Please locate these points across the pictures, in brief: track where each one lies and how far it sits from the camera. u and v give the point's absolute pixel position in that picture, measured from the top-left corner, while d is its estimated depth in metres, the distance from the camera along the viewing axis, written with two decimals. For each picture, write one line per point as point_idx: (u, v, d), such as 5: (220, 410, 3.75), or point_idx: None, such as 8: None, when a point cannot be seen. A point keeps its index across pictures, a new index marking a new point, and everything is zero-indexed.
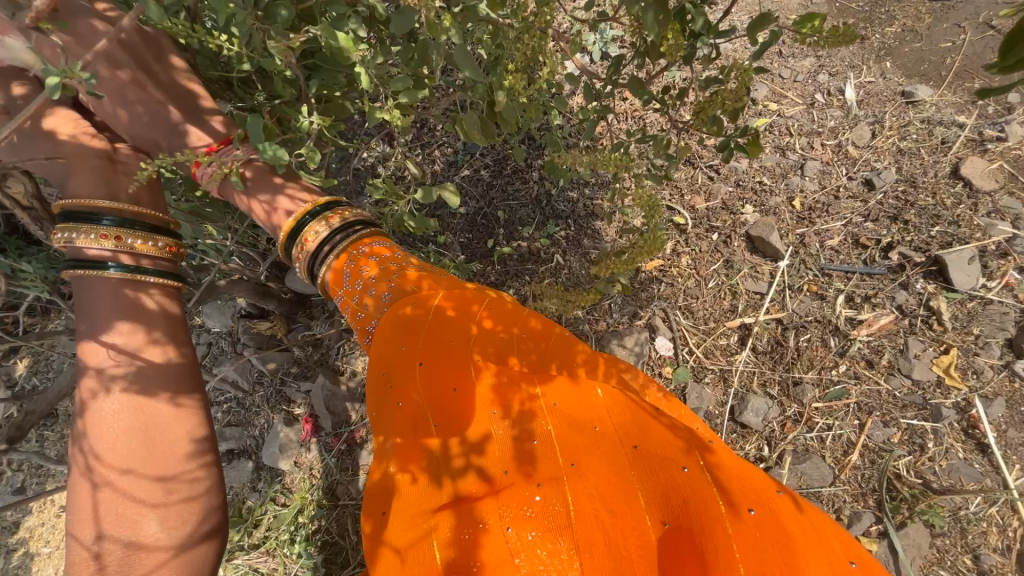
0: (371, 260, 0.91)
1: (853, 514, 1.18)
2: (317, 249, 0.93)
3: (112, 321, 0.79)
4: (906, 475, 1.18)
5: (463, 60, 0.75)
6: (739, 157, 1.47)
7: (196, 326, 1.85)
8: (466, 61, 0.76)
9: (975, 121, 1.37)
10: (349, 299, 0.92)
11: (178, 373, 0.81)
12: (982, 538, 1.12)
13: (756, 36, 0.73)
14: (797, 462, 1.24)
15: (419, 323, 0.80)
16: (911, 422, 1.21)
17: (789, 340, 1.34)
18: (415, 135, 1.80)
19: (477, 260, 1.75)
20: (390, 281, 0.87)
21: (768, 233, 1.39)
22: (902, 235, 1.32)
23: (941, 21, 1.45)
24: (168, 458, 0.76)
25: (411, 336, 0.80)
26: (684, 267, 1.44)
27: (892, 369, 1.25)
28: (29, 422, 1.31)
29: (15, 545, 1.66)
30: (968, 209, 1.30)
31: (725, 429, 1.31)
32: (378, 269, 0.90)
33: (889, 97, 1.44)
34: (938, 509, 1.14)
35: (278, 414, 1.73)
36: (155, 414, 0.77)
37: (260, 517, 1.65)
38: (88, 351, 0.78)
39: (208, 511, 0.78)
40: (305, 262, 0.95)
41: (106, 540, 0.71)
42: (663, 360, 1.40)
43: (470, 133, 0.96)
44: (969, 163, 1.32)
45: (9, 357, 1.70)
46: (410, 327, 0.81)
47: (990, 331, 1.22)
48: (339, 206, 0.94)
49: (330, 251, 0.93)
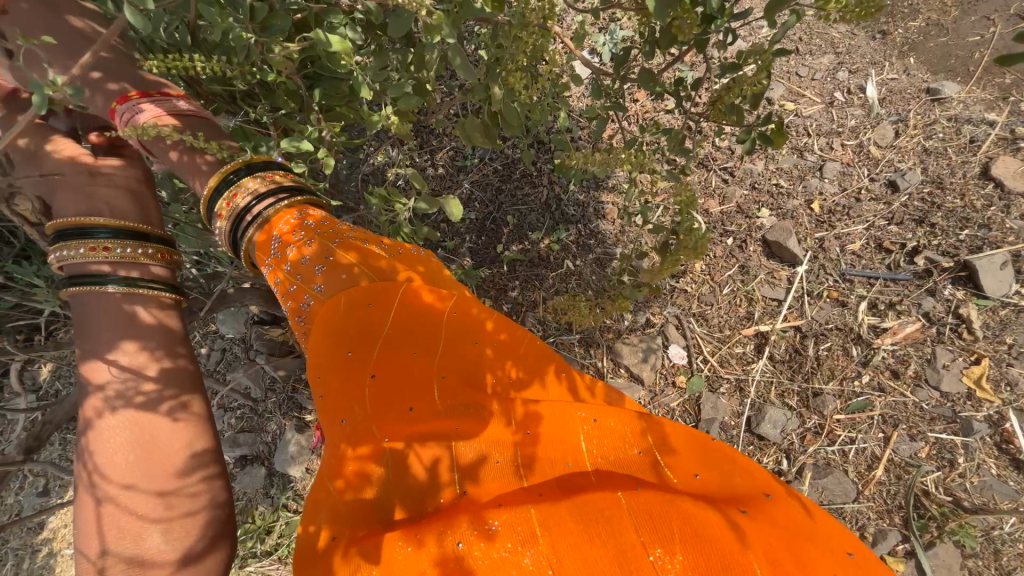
0: (307, 225, 0.89)
1: (878, 532, 1.13)
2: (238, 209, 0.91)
3: (116, 339, 0.79)
4: (934, 492, 1.12)
5: (459, 60, 0.73)
6: (754, 159, 1.43)
7: (210, 332, 1.88)
8: (463, 64, 0.74)
9: (1007, 118, 1.30)
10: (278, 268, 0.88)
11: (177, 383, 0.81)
12: (1018, 560, 1.06)
13: (774, 16, 0.69)
14: (818, 476, 1.20)
15: (376, 325, 0.79)
16: (939, 436, 1.16)
17: (808, 349, 1.29)
18: (423, 141, 1.80)
19: (486, 266, 1.73)
20: (329, 258, 0.84)
21: (785, 238, 1.35)
22: (928, 239, 1.27)
23: (969, 13, 1.39)
24: (169, 472, 0.75)
25: (365, 341, 0.78)
26: (698, 273, 1.40)
27: (918, 380, 1.20)
28: (47, 431, 1.33)
29: (39, 547, 1.70)
30: (999, 212, 1.24)
31: (742, 441, 1.27)
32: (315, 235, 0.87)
33: (913, 94, 1.38)
34: (970, 528, 1.08)
35: (290, 421, 1.74)
36: (154, 428, 0.76)
37: (272, 524, 1.66)
38: (91, 369, 0.78)
39: (209, 527, 0.75)
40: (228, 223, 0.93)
41: (110, 556, 0.70)
42: (677, 368, 1.36)
43: (470, 137, 0.94)
44: (1000, 162, 1.25)
45: (32, 363, 1.74)
46: (368, 328, 0.79)
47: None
48: (269, 169, 0.93)
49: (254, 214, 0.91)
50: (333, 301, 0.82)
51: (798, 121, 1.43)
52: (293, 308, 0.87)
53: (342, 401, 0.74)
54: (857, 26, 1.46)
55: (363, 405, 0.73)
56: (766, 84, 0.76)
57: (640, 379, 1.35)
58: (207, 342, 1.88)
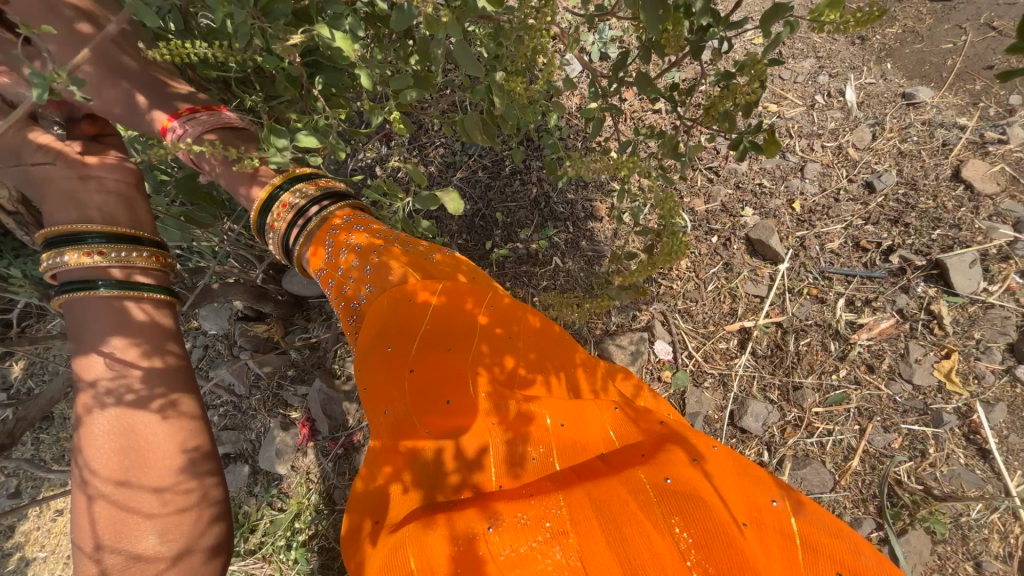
0: (355, 229, 0.90)
1: (853, 520, 1.17)
2: (292, 220, 0.93)
3: (107, 336, 0.78)
4: (906, 481, 1.17)
5: (463, 54, 0.73)
6: (739, 159, 1.46)
7: (193, 328, 1.84)
8: (467, 58, 0.74)
9: (977, 123, 1.36)
10: (331, 273, 0.90)
11: (166, 380, 0.79)
12: (983, 545, 1.11)
13: (769, 27, 0.71)
14: (797, 467, 1.23)
15: (409, 320, 0.80)
16: (911, 428, 1.20)
17: (789, 344, 1.33)
18: (413, 137, 1.79)
19: (475, 263, 1.73)
20: (370, 260, 0.86)
21: (767, 236, 1.38)
22: (902, 238, 1.31)
23: (942, 22, 1.44)
24: (161, 469, 0.74)
25: (403, 337, 0.79)
26: (684, 270, 1.43)
27: (892, 374, 1.24)
28: (21, 428, 1.29)
29: (11, 549, 1.65)
30: (969, 212, 1.29)
31: (725, 434, 1.30)
32: (362, 241, 0.88)
33: (889, 99, 1.43)
34: (939, 515, 1.13)
35: (275, 418, 1.71)
36: (143, 425, 0.75)
37: (256, 522, 1.64)
38: (83, 365, 0.77)
39: (205, 522, 0.75)
40: (280, 237, 0.94)
41: (105, 553, 0.70)
42: (663, 364, 1.38)
43: (470, 133, 0.94)
44: (970, 165, 1.31)
45: (4, 360, 1.69)
46: (407, 326, 0.80)
47: (992, 336, 1.21)
48: (316, 177, 0.95)
49: (304, 222, 0.92)
50: (378, 302, 0.83)
51: (781, 124, 1.47)
52: (345, 310, 0.89)
53: (377, 396, 0.77)
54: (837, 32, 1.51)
55: (404, 401, 0.76)
56: (760, 92, 0.78)
57: None
58: (190, 338, 1.85)
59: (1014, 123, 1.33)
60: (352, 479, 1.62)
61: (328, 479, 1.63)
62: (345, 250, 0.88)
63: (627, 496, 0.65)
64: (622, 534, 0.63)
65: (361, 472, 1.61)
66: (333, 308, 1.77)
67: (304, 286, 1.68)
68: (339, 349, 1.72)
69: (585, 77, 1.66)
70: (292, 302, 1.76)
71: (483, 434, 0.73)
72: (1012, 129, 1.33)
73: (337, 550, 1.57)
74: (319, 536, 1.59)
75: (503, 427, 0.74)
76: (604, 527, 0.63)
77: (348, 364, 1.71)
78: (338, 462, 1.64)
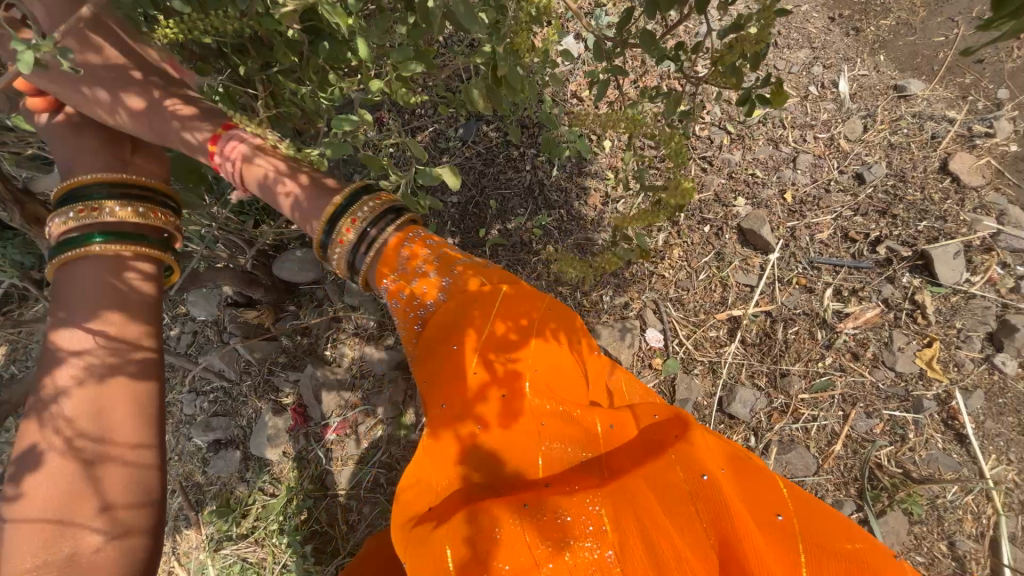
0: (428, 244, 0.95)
1: (835, 502, 1.21)
2: (357, 240, 0.94)
3: (100, 309, 0.83)
4: (886, 465, 1.20)
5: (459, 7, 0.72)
6: (732, 149, 1.48)
7: (182, 314, 1.83)
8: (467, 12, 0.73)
9: (966, 116, 1.36)
10: (399, 288, 0.93)
11: (132, 354, 0.84)
12: (957, 525, 1.14)
13: None
14: (783, 452, 1.26)
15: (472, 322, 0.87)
16: (893, 414, 1.22)
17: (777, 332, 1.36)
18: (405, 122, 1.77)
19: (469, 250, 1.73)
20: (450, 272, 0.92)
21: (758, 226, 1.42)
22: (890, 229, 1.34)
23: (936, 14, 1.45)
24: (111, 438, 0.79)
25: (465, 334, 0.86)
26: (676, 259, 1.46)
27: (876, 361, 1.26)
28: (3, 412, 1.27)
29: None
30: (955, 205, 1.30)
31: (713, 420, 1.33)
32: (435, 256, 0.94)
33: (882, 90, 1.44)
34: (917, 497, 1.16)
35: (266, 404, 1.71)
36: (106, 395, 0.80)
37: (248, 507, 1.65)
38: (72, 335, 0.82)
39: (140, 494, 0.79)
40: (346, 255, 0.95)
41: (23, 524, 0.73)
42: (654, 351, 1.41)
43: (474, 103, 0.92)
44: (958, 158, 1.32)
45: None
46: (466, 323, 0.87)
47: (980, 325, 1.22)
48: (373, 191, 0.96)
49: (370, 245, 0.94)
50: (451, 301, 0.90)
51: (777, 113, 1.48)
52: (412, 321, 0.94)
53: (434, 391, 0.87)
54: (835, 21, 1.51)
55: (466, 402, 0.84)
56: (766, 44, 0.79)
57: (618, 360, 1.40)
58: (178, 324, 1.83)
59: (1001, 116, 1.34)
60: (343, 465, 1.62)
61: (320, 464, 1.63)
62: (420, 263, 0.93)
63: (662, 500, 0.76)
64: (661, 527, 0.74)
65: (352, 458, 1.61)
66: (325, 294, 1.76)
67: (295, 273, 1.69)
68: (331, 335, 1.72)
69: (582, 62, 1.64)
70: (281, 289, 1.74)
71: (532, 443, 0.85)
72: (999, 122, 1.34)
73: (329, 535, 1.58)
74: (311, 520, 1.60)
75: (542, 434, 0.85)
76: (639, 530, 0.74)
77: (340, 351, 1.71)
78: (330, 449, 1.64)
